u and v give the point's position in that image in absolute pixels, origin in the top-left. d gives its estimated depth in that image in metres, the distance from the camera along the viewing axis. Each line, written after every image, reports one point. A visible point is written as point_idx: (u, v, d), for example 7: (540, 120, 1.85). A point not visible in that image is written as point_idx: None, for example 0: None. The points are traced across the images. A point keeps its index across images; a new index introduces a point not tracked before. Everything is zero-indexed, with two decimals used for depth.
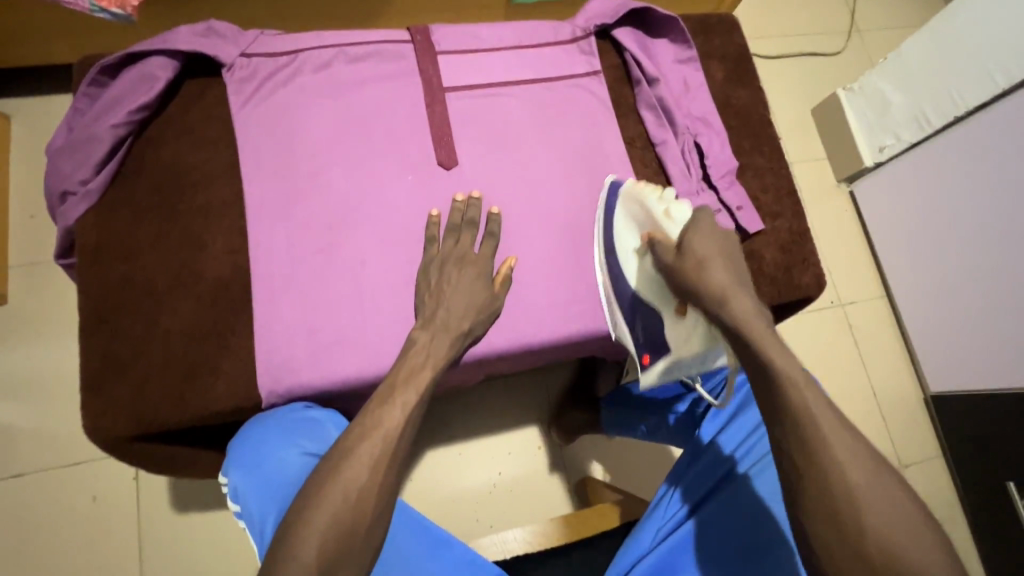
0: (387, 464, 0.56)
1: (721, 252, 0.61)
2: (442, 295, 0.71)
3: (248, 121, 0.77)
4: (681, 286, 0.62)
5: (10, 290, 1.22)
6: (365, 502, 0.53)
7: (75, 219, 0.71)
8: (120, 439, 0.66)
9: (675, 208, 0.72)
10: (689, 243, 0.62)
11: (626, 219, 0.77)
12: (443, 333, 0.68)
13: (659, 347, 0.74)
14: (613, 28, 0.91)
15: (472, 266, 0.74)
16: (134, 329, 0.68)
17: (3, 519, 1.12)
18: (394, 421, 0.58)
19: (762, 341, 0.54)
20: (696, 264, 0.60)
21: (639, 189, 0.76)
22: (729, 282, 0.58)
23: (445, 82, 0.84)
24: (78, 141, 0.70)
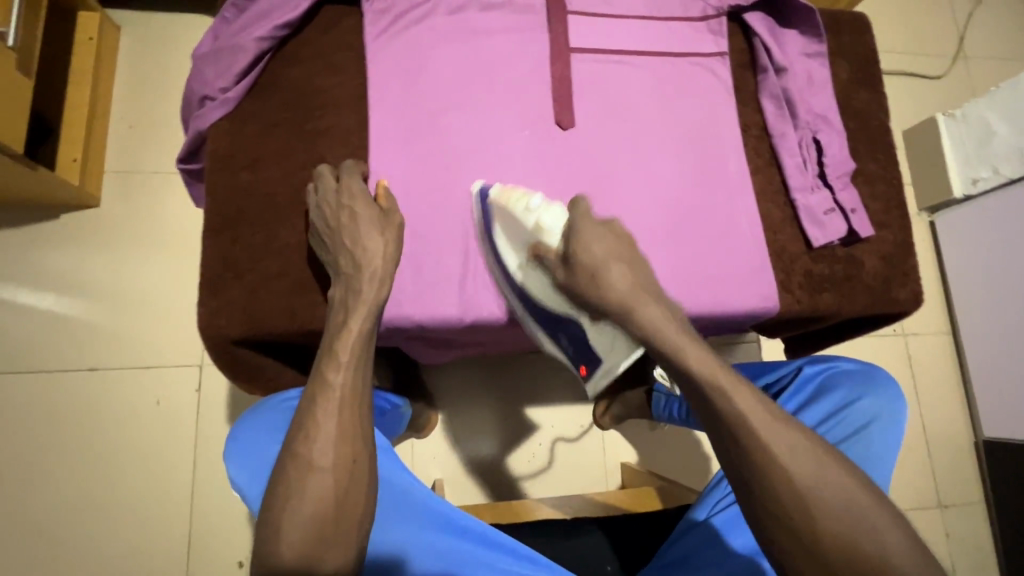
0: (352, 433, 0.59)
1: (614, 253, 0.61)
2: (357, 247, 0.66)
3: (379, 53, 0.78)
4: (582, 298, 0.63)
5: (103, 195, 1.26)
6: (349, 471, 0.57)
7: (210, 124, 0.73)
8: (229, 341, 0.69)
9: (547, 215, 0.66)
10: (576, 253, 0.61)
11: (504, 234, 0.72)
12: (364, 292, 0.65)
13: (591, 357, 0.74)
14: (746, 11, 0.89)
15: (367, 208, 0.68)
16: (254, 238, 0.70)
17: (75, 407, 1.18)
18: (346, 388, 0.60)
19: (677, 343, 0.55)
20: (590, 269, 0.61)
21: (504, 199, 0.70)
22: (629, 290, 0.59)
23: (572, 43, 0.84)
24: (223, 48, 0.72)
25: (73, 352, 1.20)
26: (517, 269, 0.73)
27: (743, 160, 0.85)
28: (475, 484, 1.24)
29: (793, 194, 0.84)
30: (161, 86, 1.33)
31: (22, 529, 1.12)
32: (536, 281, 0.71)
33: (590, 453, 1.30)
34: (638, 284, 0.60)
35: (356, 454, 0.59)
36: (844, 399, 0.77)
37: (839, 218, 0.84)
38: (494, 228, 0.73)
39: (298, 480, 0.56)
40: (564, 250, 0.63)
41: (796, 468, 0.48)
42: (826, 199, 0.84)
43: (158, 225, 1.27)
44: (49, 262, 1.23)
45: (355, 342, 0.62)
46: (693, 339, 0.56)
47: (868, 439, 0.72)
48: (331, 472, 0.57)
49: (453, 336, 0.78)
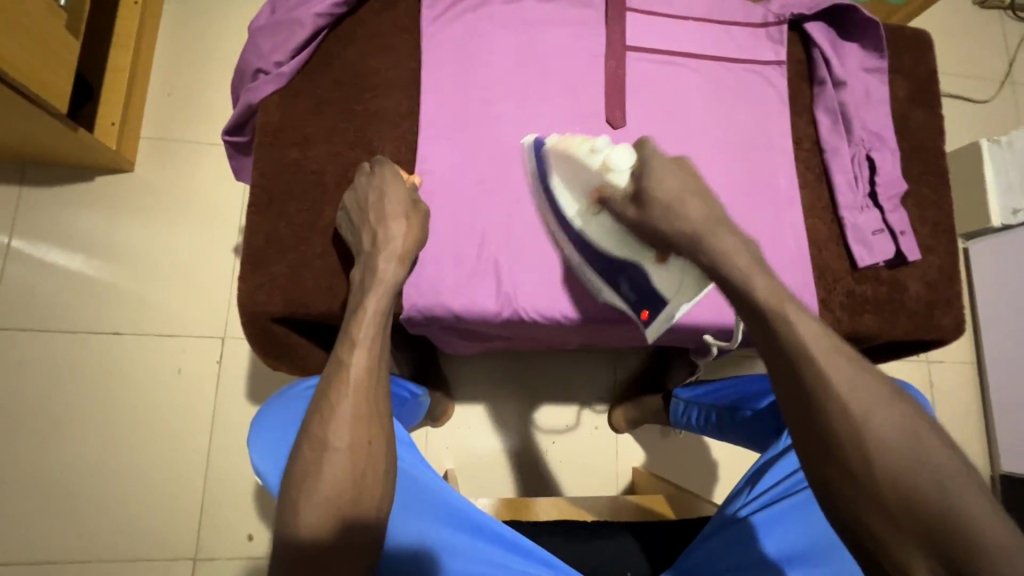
0: (369, 416, 0.58)
1: (684, 187, 0.58)
2: (377, 227, 0.65)
3: (434, 38, 0.77)
4: (658, 235, 0.59)
5: (138, 160, 1.27)
6: (366, 452, 0.57)
7: (262, 97, 0.72)
8: (268, 317, 0.69)
9: (614, 155, 0.64)
10: (648, 185, 0.59)
11: (563, 179, 0.72)
12: (384, 271, 0.64)
13: (651, 298, 0.70)
14: (807, 21, 0.87)
15: (399, 200, 0.67)
16: (298, 215, 0.70)
17: (98, 369, 1.19)
18: (361, 366, 0.59)
19: (745, 271, 0.52)
20: (666, 204, 0.58)
21: (564, 145, 0.70)
22: (704, 220, 0.56)
23: (629, 41, 0.82)
24: (281, 22, 0.72)
25: (98, 315, 1.21)
26: (576, 215, 0.72)
27: (793, 173, 0.84)
28: (486, 477, 1.23)
29: (841, 211, 0.83)
30: (201, 55, 1.32)
31: (40, 484, 1.13)
32: (601, 225, 0.70)
33: (602, 455, 1.30)
34: (714, 219, 0.56)
35: (372, 438, 0.58)
36: None
37: (887, 239, 0.82)
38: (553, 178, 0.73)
39: (316, 458, 0.55)
40: (635, 184, 0.61)
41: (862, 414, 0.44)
42: (875, 219, 0.82)
43: (190, 194, 1.27)
44: (80, 223, 1.23)
45: (371, 322, 0.61)
46: (764, 273, 0.52)
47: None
48: (348, 452, 0.56)
49: (485, 328, 0.77)
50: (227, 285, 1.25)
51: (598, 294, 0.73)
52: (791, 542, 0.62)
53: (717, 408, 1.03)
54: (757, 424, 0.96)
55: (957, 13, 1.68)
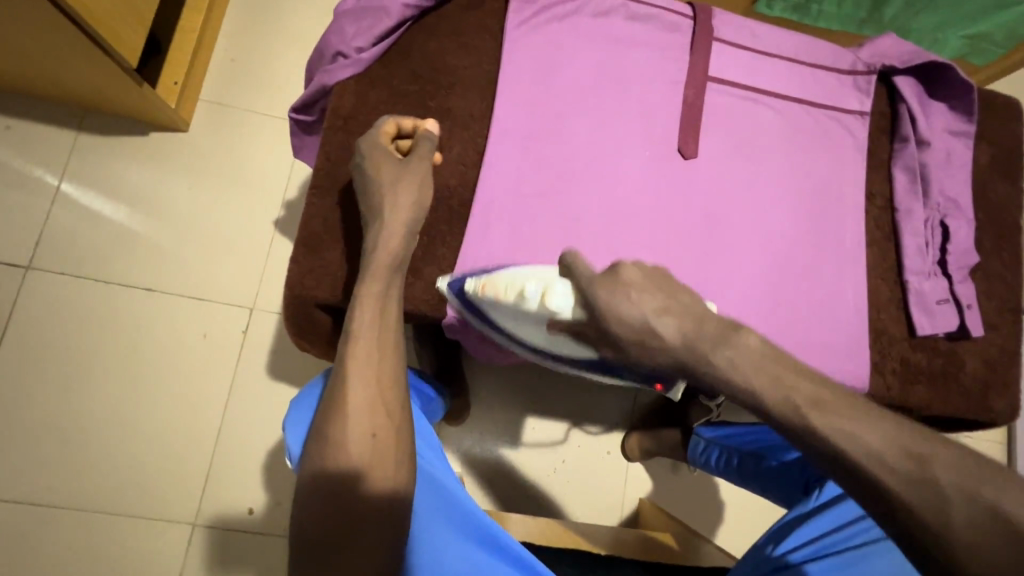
0: (378, 406, 0.56)
1: (651, 289, 0.48)
2: (379, 202, 0.64)
3: (517, 43, 0.75)
4: (643, 365, 0.50)
5: (193, 121, 1.27)
6: (372, 445, 0.55)
7: (338, 80, 0.71)
8: (314, 302, 0.68)
9: (551, 288, 0.56)
10: (608, 327, 0.49)
11: (502, 317, 0.65)
12: (386, 248, 0.62)
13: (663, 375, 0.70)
14: (897, 74, 0.84)
15: (397, 164, 0.65)
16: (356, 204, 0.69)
17: (126, 323, 1.19)
18: (361, 355, 0.57)
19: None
20: (636, 341, 0.47)
21: (492, 292, 0.62)
22: (675, 336, 0.46)
23: (712, 71, 0.80)
24: (368, 9, 0.71)
25: (134, 269, 1.21)
26: (536, 336, 0.65)
27: (863, 228, 0.81)
28: (497, 491, 1.21)
29: (907, 274, 0.79)
30: (269, 25, 1.33)
31: (56, 428, 1.14)
32: (567, 342, 0.61)
33: (611, 481, 1.27)
34: (695, 329, 0.46)
35: (381, 429, 0.56)
36: None
37: (952, 311, 0.79)
38: (489, 316, 0.66)
39: (324, 453, 0.54)
40: (588, 323, 0.52)
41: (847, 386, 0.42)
42: (941, 287, 0.79)
43: (239, 162, 1.27)
44: (129, 176, 1.24)
45: (369, 310, 0.59)
46: (787, 368, 0.43)
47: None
48: (351, 448, 0.54)
49: (525, 344, 0.75)
50: (262, 257, 1.25)
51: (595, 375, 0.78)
52: None
53: (741, 453, 1.00)
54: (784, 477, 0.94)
55: None
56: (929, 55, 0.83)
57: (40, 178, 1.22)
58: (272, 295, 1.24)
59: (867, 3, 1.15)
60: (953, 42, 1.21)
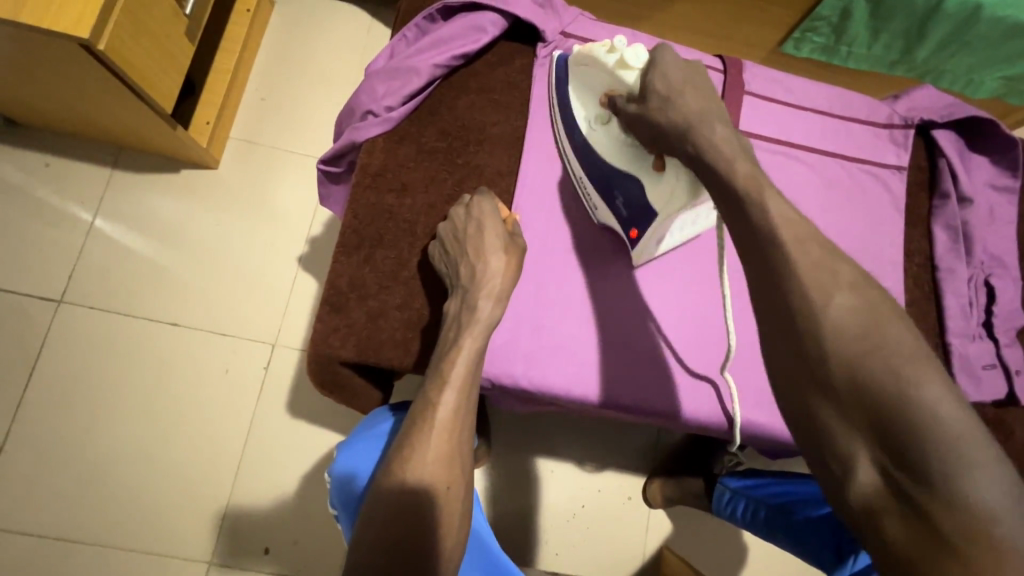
0: (452, 460, 0.59)
1: (691, 84, 0.55)
2: (480, 263, 0.65)
3: (545, 99, 0.75)
4: (653, 128, 0.56)
5: (223, 159, 1.30)
6: (442, 498, 0.57)
7: (366, 138, 0.71)
8: (338, 362, 0.67)
9: (630, 55, 0.59)
10: (652, 80, 0.56)
11: (576, 87, 0.68)
12: (480, 309, 0.64)
13: (642, 214, 0.65)
14: (936, 128, 0.82)
15: (503, 236, 0.68)
16: (418, 252, 0.70)
17: (151, 357, 1.21)
18: (448, 406, 0.59)
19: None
20: (665, 98, 0.54)
21: (584, 49, 0.63)
22: (700, 112, 0.53)
23: (742, 125, 0.79)
24: (398, 68, 0.71)
25: (161, 304, 1.23)
26: (585, 121, 0.68)
27: (902, 287, 0.78)
28: (517, 535, 1.19)
29: (950, 337, 0.76)
30: (298, 66, 1.36)
31: (81, 462, 1.16)
32: (603, 136, 0.65)
33: (631, 526, 1.23)
34: (712, 110, 0.53)
35: (450, 482, 0.58)
36: None
37: (999, 377, 0.75)
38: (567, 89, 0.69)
39: (398, 498, 0.55)
40: (641, 81, 0.58)
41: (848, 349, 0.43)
42: (987, 352, 0.75)
43: (266, 198, 1.29)
44: (160, 212, 1.27)
45: (463, 362, 0.61)
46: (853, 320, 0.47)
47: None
48: (420, 496, 0.56)
49: (551, 403, 0.74)
50: (285, 292, 1.26)
51: (594, 211, 0.72)
52: None
53: (768, 506, 0.96)
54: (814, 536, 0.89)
55: None
56: (971, 110, 0.80)
57: (75, 215, 1.25)
58: (294, 330, 1.25)
59: (898, 47, 1.12)
60: (988, 83, 1.18)
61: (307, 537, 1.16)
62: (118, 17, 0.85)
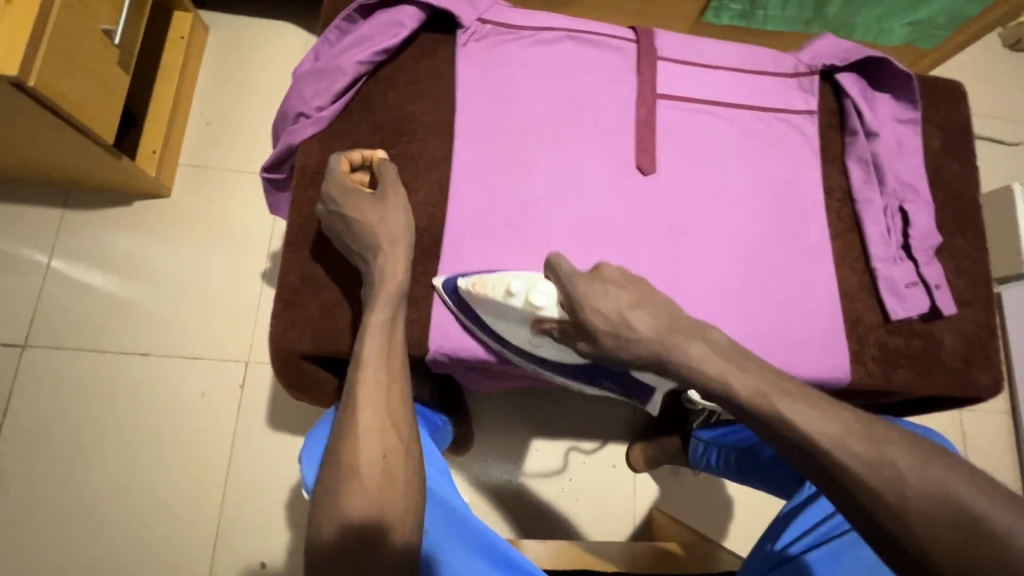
0: (385, 427, 0.61)
1: (624, 299, 0.59)
2: (373, 243, 0.68)
3: (469, 85, 0.79)
4: (615, 359, 0.60)
5: (174, 186, 1.31)
6: (382, 466, 0.59)
7: (301, 139, 0.74)
8: (298, 354, 0.70)
9: (536, 292, 0.64)
10: (587, 321, 0.59)
11: (490, 318, 0.69)
12: (387, 288, 0.66)
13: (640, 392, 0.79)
14: (839, 71, 0.87)
15: (381, 207, 0.70)
16: None
17: (124, 389, 1.21)
18: (370, 382, 0.62)
19: (721, 373, 0.52)
20: (612, 330, 0.58)
21: (481, 295, 0.67)
22: (652, 330, 0.56)
23: (659, 89, 0.83)
24: (324, 69, 0.74)
25: (128, 336, 1.23)
26: (523, 339, 0.70)
27: (826, 221, 0.83)
28: (511, 513, 1.22)
29: (874, 262, 0.81)
30: (239, 88, 1.38)
31: (64, 502, 1.15)
32: (551, 347, 0.70)
33: (618, 493, 1.27)
34: (666, 326, 0.57)
35: (386, 450, 0.60)
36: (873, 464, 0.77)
37: (922, 292, 0.81)
38: (478, 316, 0.70)
39: (336, 477, 0.58)
40: (571, 308, 0.61)
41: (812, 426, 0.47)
42: (909, 271, 0.81)
43: (223, 220, 1.31)
44: (117, 246, 1.27)
45: (377, 339, 0.64)
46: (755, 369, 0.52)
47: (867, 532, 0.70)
48: (363, 468, 0.58)
49: (512, 372, 0.77)
50: (253, 310, 1.27)
51: (587, 388, 0.84)
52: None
53: (737, 452, 1.00)
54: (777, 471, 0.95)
55: (990, 54, 1.65)
56: (867, 52, 0.86)
57: (30, 258, 1.25)
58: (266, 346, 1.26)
59: (808, 5, 1.19)
60: (897, 30, 1.25)
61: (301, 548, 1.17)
62: (45, 51, 0.86)
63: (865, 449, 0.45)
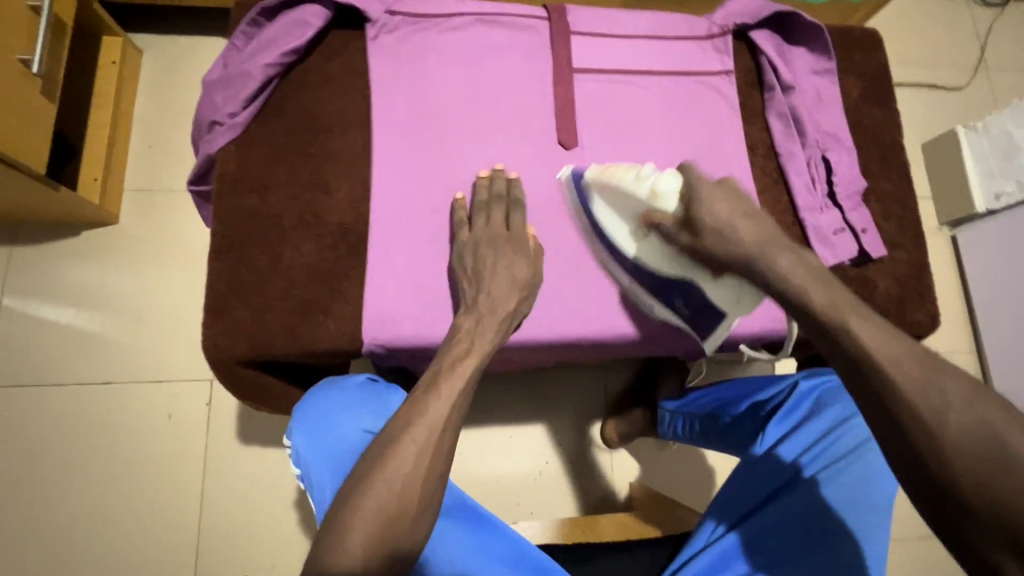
0: (432, 454, 0.57)
1: (737, 212, 0.65)
2: (481, 267, 0.71)
3: (383, 78, 0.79)
4: (715, 260, 0.66)
5: (122, 212, 1.30)
6: (419, 487, 0.56)
7: (218, 147, 0.74)
8: (232, 361, 0.70)
9: (663, 181, 0.69)
10: (700, 215, 0.65)
11: (605, 205, 0.76)
12: (483, 321, 0.67)
13: (711, 314, 0.75)
14: (752, 29, 0.88)
15: (507, 241, 0.73)
16: (290, 243, 0.73)
17: (91, 418, 1.21)
18: (440, 411, 0.59)
19: (803, 287, 0.57)
20: (716, 229, 0.65)
21: (608, 176, 0.73)
22: (759, 241, 0.63)
23: (575, 64, 0.84)
24: (232, 75, 0.74)
25: (89, 367, 1.23)
26: (628, 239, 0.76)
27: (751, 178, 0.84)
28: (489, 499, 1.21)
29: (801, 213, 0.83)
30: (178, 107, 1.37)
31: (39, 537, 1.15)
32: (649, 247, 0.75)
33: (595, 471, 1.26)
34: (766, 238, 0.63)
35: (430, 472, 0.57)
36: (841, 415, 0.76)
37: (849, 238, 0.82)
38: (593, 204, 0.77)
39: (371, 478, 0.56)
40: (686, 210, 0.67)
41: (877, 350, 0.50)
42: (835, 218, 0.83)
43: (175, 241, 1.30)
44: (72, 277, 1.27)
45: (464, 370, 0.62)
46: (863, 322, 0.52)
47: (861, 464, 0.71)
48: (399, 483, 0.56)
49: None
50: None
51: (650, 311, 0.78)
52: (845, 495, 0.69)
53: (700, 416, 0.96)
54: (738, 432, 0.89)
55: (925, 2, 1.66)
56: (776, 7, 0.87)
57: None
58: None
59: None
60: None
61: (284, 558, 1.17)
62: None
63: (945, 399, 0.46)
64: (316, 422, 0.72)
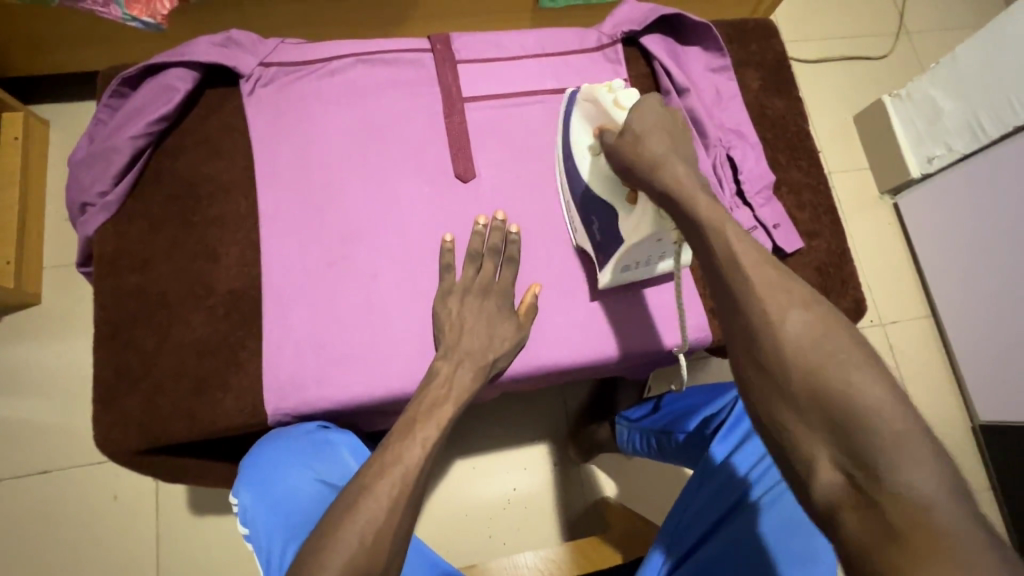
0: (403, 503, 0.51)
1: (661, 124, 0.58)
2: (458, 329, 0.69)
3: (262, 133, 0.76)
4: (622, 165, 0.59)
5: (42, 290, 1.25)
6: (385, 537, 0.48)
7: (94, 229, 0.72)
8: (130, 451, 0.67)
9: (624, 96, 0.65)
10: (631, 118, 0.59)
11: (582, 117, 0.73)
12: (462, 374, 0.65)
13: (613, 242, 0.71)
14: (641, 36, 0.87)
15: (495, 292, 0.72)
16: (179, 319, 0.70)
17: (31, 510, 1.15)
18: (413, 456, 0.54)
19: (692, 195, 0.52)
20: (638, 135, 0.58)
21: (590, 92, 0.70)
22: (663, 150, 0.55)
23: (464, 93, 0.82)
24: (98, 151, 0.71)
25: (24, 457, 1.17)
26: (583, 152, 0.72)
27: None
28: (451, 538, 1.17)
29: None
30: None
31: None
32: (594, 166, 0.70)
33: (566, 490, 1.22)
34: (675, 151, 0.56)
35: (395, 525, 0.49)
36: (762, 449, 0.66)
37: (763, 235, 0.80)
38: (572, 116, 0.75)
39: (333, 531, 0.48)
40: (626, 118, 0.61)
41: (777, 312, 0.44)
42: (747, 217, 0.81)
43: None
44: None
45: (447, 411, 0.60)
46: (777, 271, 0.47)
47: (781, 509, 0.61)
48: (373, 533, 0.48)
49: (372, 414, 0.75)
50: None
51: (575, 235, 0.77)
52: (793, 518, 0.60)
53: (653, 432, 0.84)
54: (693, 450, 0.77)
55: None
56: (661, 10, 0.85)
57: None
58: None
59: None
60: None
61: None
62: None
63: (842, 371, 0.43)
64: (264, 476, 0.64)
